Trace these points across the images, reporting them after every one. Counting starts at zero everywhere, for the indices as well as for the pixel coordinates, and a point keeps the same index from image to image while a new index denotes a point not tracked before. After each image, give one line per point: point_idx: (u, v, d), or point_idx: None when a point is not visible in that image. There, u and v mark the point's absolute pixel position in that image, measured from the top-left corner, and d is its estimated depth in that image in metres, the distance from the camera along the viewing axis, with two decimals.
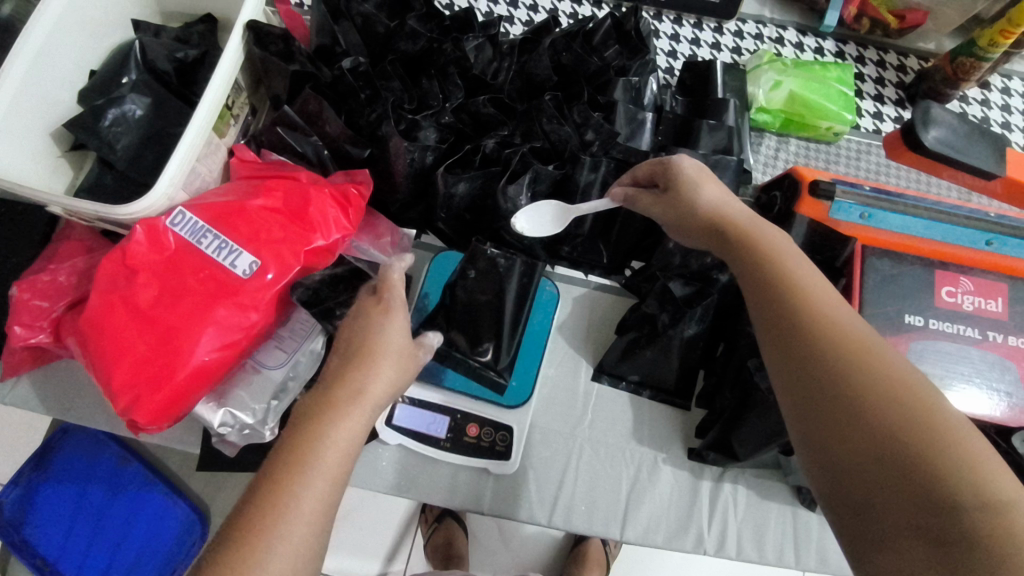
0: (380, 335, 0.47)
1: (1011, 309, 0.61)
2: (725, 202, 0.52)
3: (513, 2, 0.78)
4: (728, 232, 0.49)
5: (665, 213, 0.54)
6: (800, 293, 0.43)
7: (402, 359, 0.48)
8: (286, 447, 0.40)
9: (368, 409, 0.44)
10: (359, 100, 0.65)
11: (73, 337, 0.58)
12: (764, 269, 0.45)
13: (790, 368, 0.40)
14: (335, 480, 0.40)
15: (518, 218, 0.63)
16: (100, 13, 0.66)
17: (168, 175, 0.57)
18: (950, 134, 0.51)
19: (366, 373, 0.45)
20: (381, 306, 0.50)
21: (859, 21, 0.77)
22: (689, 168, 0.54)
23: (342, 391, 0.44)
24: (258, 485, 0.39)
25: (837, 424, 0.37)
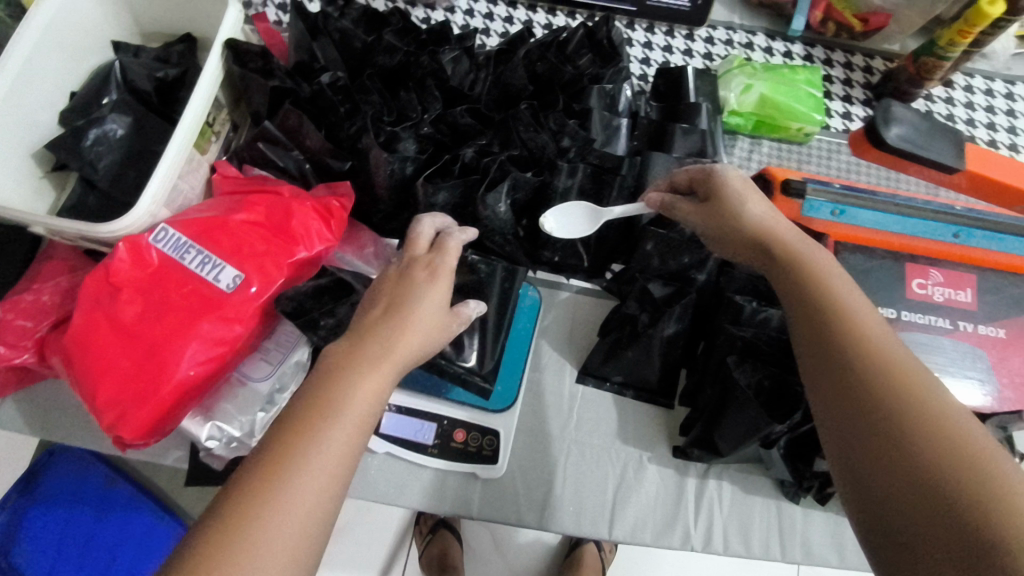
0: (419, 303, 0.47)
1: (980, 300, 0.63)
2: (773, 215, 0.52)
3: (489, 15, 0.79)
4: (765, 246, 0.51)
5: (703, 223, 0.56)
6: (840, 308, 0.43)
7: (434, 329, 0.48)
8: (311, 394, 0.40)
9: (395, 370, 0.44)
10: (338, 114, 0.66)
11: (58, 356, 0.58)
12: (804, 283, 0.46)
13: (824, 377, 0.41)
14: (355, 437, 0.39)
15: (546, 217, 0.65)
16: (79, 35, 0.66)
17: (150, 194, 0.58)
18: (911, 131, 0.53)
19: (399, 334, 0.45)
20: (426, 277, 0.50)
21: (825, 25, 0.79)
22: (734, 181, 0.55)
23: (372, 346, 0.44)
24: (282, 425, 0.39)
25: (860, 432, 0.37)
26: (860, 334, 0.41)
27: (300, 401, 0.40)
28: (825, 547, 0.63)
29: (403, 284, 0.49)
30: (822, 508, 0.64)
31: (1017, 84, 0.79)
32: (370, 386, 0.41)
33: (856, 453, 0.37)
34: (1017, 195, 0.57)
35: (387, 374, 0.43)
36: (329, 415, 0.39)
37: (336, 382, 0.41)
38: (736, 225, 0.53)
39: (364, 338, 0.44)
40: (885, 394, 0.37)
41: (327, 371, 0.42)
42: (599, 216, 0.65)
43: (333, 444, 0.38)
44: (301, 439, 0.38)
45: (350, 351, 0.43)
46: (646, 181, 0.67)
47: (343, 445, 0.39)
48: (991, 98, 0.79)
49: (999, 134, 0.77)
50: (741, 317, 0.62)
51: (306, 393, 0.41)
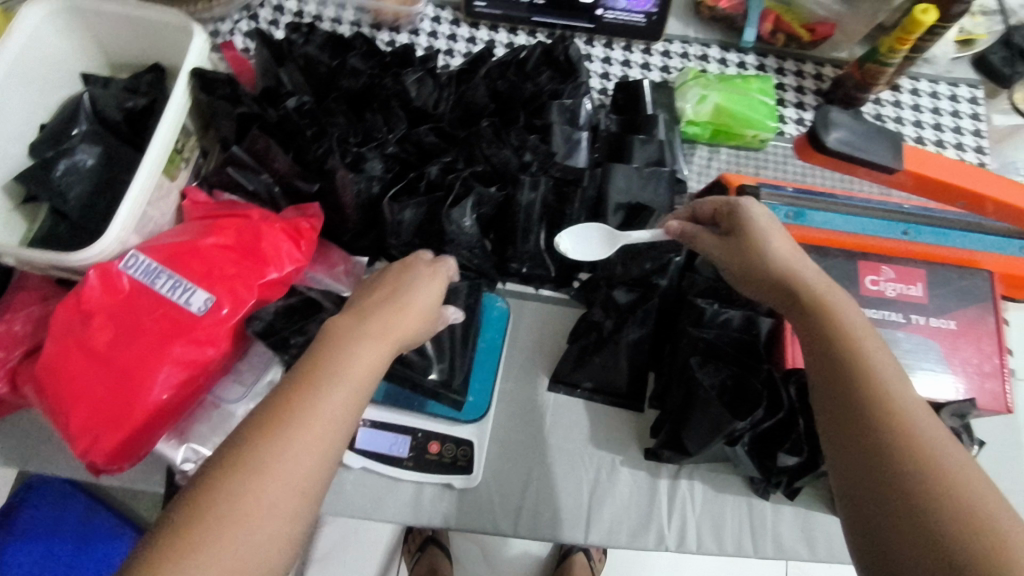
0: (417, 291, 0.49)
1: (931, 293, 0.66)
2: (798, 254, 0.53)
3: (452, 37, 0.82)
4: (785, 285, 0.51)
5: (725, 256, 0.56)
6: (855, 350, 0.44)
7: (428, 319, 0.50)
8: (315, 358, 0.42)
9: (393, 347, 0.45)
10: (305, 137, 0.68)
11: (31, 384, 0.59)
12: (822, 322, 0.47)
13: (836, 413, 0.42)
14: (355, 403, 0.41)
15: (561, 238, 0.67)
16: (46, 69, 0.68)
17: (119, 221, 0.59)
18: (849, 135, 0.55)
19: (399, 315, 0.47)
20: (425, 268, 0.52)
21: (774, 36, 0.82)
22: (759, 217, 0.55)
23: (375, 322, 0.45)
24: (285, 384, 0.40)
25: (866, 470, 0.39)
26: (874, 378, 0.42)
27: (303, 363, 0.41)
28: (795, 541, 0.65)
29: (404, 273, 0.51)
30: (791, 502, 0.65)
31: (959, 86, 0.83)
32: (370, 357, 0.43)
33: (858, 485, 0.39)
34: (956, 191, 0.59)
35: (387, 350, 0.45)
36: (331, 379, 0.40)
37: (339, 350, 0.42)
38: (757, 261, 0.53)
39: (365, 314, 0.46)
40: (891, 436, 0.39)
41: (327, 340, 0.43)
42: (615, 240, 0.66)
43: (334, 407, 0.40)
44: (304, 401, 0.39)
45: (353, 324, 0.45)
46: (607, 192, 0.69)
47: (343, 410, 0.40)
48: (936, 100, 0.82)
49: (945, 134, 0.81)
50: (703, 319, 0.64)
51: (309, 356, 0.42)
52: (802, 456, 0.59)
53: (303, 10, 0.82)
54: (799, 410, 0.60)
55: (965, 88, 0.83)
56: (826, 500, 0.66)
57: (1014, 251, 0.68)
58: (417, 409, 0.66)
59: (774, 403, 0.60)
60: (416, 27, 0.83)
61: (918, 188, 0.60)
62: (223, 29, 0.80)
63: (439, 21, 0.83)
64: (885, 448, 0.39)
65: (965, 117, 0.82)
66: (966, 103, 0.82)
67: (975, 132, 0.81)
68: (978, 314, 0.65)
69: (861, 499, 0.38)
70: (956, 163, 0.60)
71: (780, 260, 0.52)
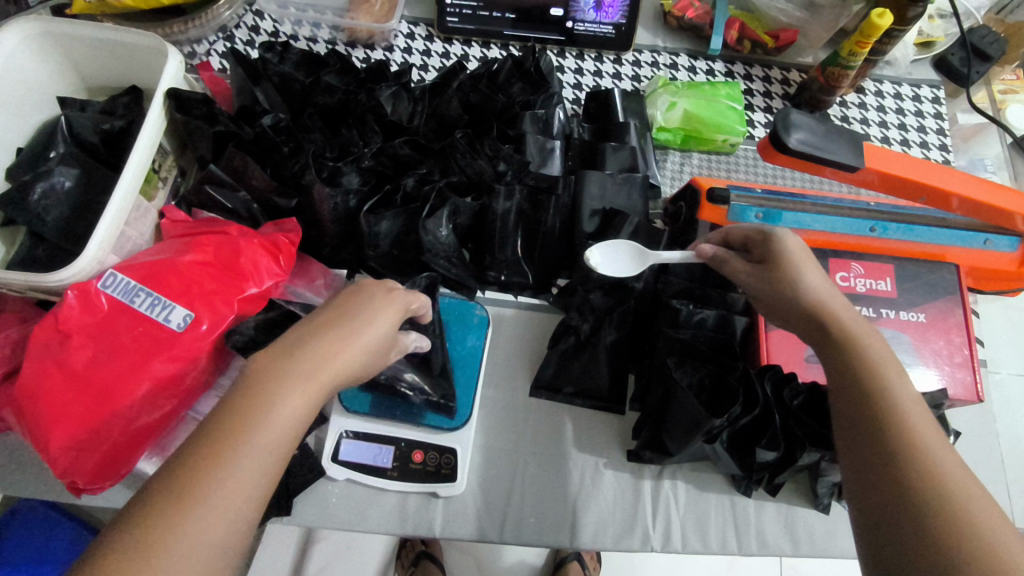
0: (369, 322, 0.47)
1: (899, 287, 0.68)
2: (828, 285, 0.52)
3: (427, 52, 0.84)
4: (813, 315, 0.50)
5: (754, 283, 0.55)
6: (880, 380, 0.44)
7: (378, 351, 0.48)
8: (239, 403, 0.39)
9: (328, 386, 0.43)
10: (282, 153, 0.69)
11: (8, 407, 0.59)
12: (846, 353, 0.46)
13: (857, 440, 0.42)
14: (280, 456, 0.39)
15: (592, 252, 0.65)
16: (22, 94, 0.68)
17: (96, 241, 0.59)
18: (810, 136, 0.56)
19: (341, 346, 0.44)
20: (382, 295, 0.50)
21: (741, 43, 0.84)
22: (792, 248, 0.54)
23: (308, 357, 0.42)
24: (207, 430, 0.37)
25: (882, 499, 0.38)
26: (898, 411, 0.42)
27: (225, 408, 0.38)
28: (779, 537, 0.65)
29: (357, 299, 0.49)
30: (773, 498, 0.66)
31: (921, 87, 0.86)
32: (301, 401, 0.40)
33: (874, 511, 0.38)
34: (918, 187, 0.61)
35: (319, 390, 0.42)
36: (253, 431, 0.38)
37: (261, 394, 0.39)
38: (786, 291, 0.52)
39: (300, 346, 0.43)
40: (907, 467, 0.39)
41: (254, 376, 0.40)
42: (644, 258, 0.65)
43: (256, 461, 0.37)
44: (222, 456, 0.36)
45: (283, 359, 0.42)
46: (581, 198, 0.70)
47: (266, 464, 0.38)
48: (900, 101, 0.85)
49: (910, 134, 0.83)
50: (678, 320, 0.65)
51: (233, 395, 0.39)
52: (778, 450, 0.60)
53: (279, 29, 0.83)
54: (774, 405, 0.61)
55: (927, 89, 0.86)
56: (808, 494, 0.66)
57: (978, 244, 0.69)
58: (399, 420, 0.66)
59: (750, 399, 0.61)
60: (390, 44, 0.84)
61: (882, 184, 0.62)
62: (200, 50, 0.82)
63: (413, 37, 0.85)
64: (901, 479, 0.38)
65: (928, 117, 0.84)
66: (928, 103, 0.85)
67: (939, 130, 0.83)
68: (945, 307, 0.67)
69: (879, 528, 0.38)
70: (917, 161, 0.61)
71: (812, 290, 0.51)
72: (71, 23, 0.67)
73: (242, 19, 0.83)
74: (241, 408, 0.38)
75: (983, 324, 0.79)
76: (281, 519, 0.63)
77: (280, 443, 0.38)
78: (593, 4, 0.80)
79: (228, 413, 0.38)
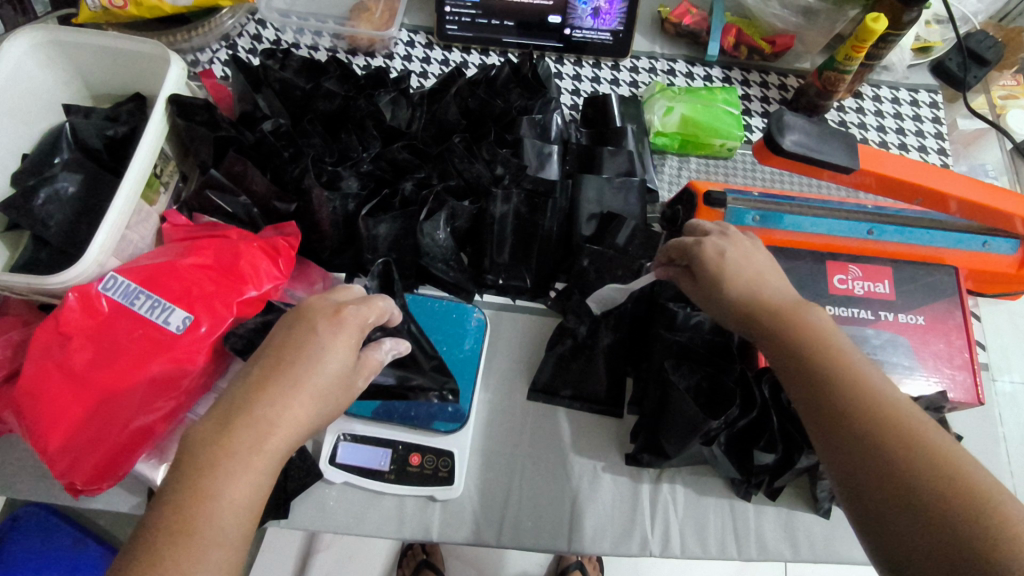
0: (317, 361, 0.45)
1: (898, 290, 0.67)
2: (759, 277, 0.52)
3: (426, 59, 0.85)
4: (754, 315, 0.50)
5: (698, 297, 0.55)
6: (838, 357, 0.45)
7: (334, 389, 0.46)
8: (181, 504, 0.39)
9: (274, 455, 0.42)
10: (282, 158, 0.70)
11: (9, 408, 0.59)
12: (796, 339, 0.47)
13: (828, 428, 0.42)
14: (241, 534, 0.40)
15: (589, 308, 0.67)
16: (27, 100, 0.69)
17: (97, 244, 0.59)
18: (805, 137, 0.56)
19: (279, 408, 0.43)
20: (325, 324, 0.47)
21: (738, 49, 0.85)
22: (710, 254, 0.53)
23: (246, 433, 0.42)
24: (155, 538, 0.38)
25: (876, 482, 0.38)
26: (860, 385, 0.43)
27: (167, 514, 0.39)
28: (779, 542, 0.64)
29: (298, 338, 0.46)
30: (773, 503, 0.65)
31: (919, 92, 0.87)
32: (245, 487, 0.41)
33: (869, 498, 0.38)
34: (916, 189, 0.61)
35: (265, 462, 0.42)
36: (203, 531, 0.38)
37: (200, 490, 0.39)
38: (722, 297, 0.52)
39: (234, 420, 0.42)
40: (890, 443, 0.39)
41: (191, 470, 0.40)
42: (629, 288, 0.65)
43: (220, 548, 0.39)
44: (183, 559, 0.37)
45: (215, 439, 0.41)
46: (579, 202, 0.71)
47: (229, 549, 0.39)
48: (897, 106, 0.85)
49: (908, 138, 0.83)
50: (675, 323, 0.65)
51: (173, 495, 0.39)
52: (777, 453, 0.59)
53: (280, 39, 0.85)
54: (771, 407, 0.61)
55: (925, 94, 0.86)
56: (808, 498, 0.66)
57: (977, 246, 0.69)
58: (397, 423, 0.66)
59: (747, 402, 0.61)
60: (390, 51, 0.86)
61: (879, 187, 0.62)
62: (202, 58, 0.83)
63: (413, 45, 0.86)
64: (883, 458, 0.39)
65: (926, 121, 0.84)
66: (926, 108, 0.85)
67: (937, 135, 0.84)
68: (945, 309, 0.67)
69: (882, 512, 0.38)
70: (913, 163, 0.61)
71: (747, 286, 0.51)
72: (75, 31, 0.68)
73: (244, 28, 0.85)
74: (184, 508, 0.39)
75: (984, 327, 0.79)
76: (278, 522, 0.63)
77: (240, 521, 0.40)
78: (591, 11, 0.81)
79: (170, 518, 0.39)
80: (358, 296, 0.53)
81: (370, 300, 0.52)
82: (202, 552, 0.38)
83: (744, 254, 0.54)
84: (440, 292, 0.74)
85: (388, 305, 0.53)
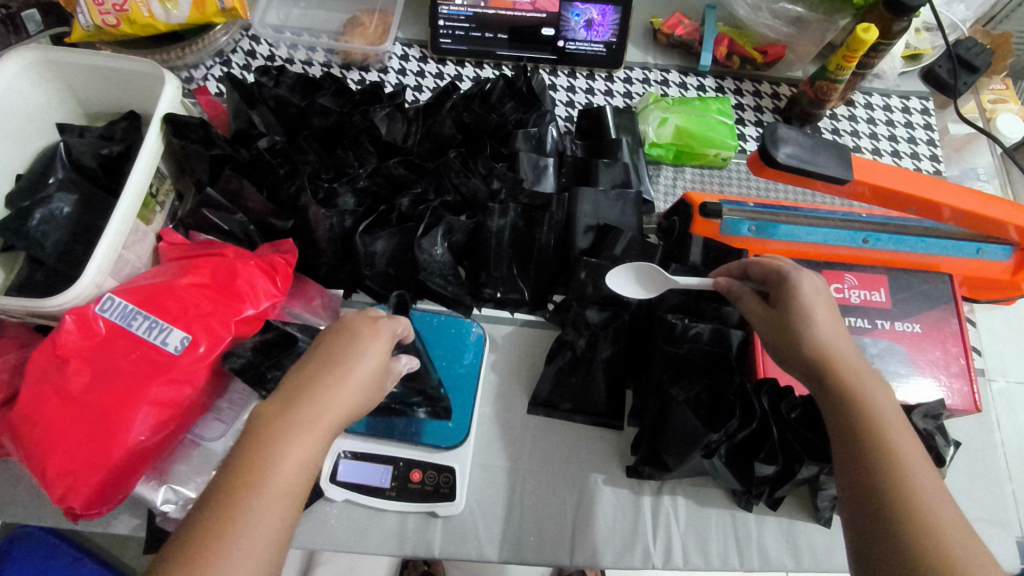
0: (358, 360, 0.46)
1: (894, 298, 0.68)
2: (831, 321, 0.51)
3: (420, 73, 0.85)
4: (817, 367, 0.48)
5: (767, 329, 0.53)
6: (876, 428, 0.44)
7: (374, 385, 0.47)
8: (243, 463, 0.40)
9: (326, 437, 0.43)
10: (279, 175, 0.70)
11: (6, 433, 0.58)
12: (845, 402, 0.45)
13: (852, 487, 0.42)
14: (281, 520, 0.39)
15: (614, 271, 0.66)
16: (20, 121, 0.69)
17: (94, 266, 0.59)
18: (799, 150, 0.57)
19: (331, 394, 0.44)
20: (366, 330, 0.49)
21: (730, 59, 0.86)
22: (803, 291, 0.52)
23: (304, 411, 0.42)
24: (205, 506, 0.38)
25: (885, 553, 0.39)
26: (898, 464, 0.42)
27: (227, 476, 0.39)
28: (781, 552, 0.64)
29: (343, 339, 0.47)
30: (774, 513, 0.65)
31: (910, 99, 0.88)
32: (297, 463, 0.41)
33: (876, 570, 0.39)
34: (910, 199, 0.61)
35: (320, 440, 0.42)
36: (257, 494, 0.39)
37: (257, 459, 0.40)
38: (795, 334, 0.50)
39: (295, 401, 0.43)
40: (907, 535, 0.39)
41: (251, 443, 0.41)
42: (664, 284, 0.65)
43: (265, 522, 0.38)
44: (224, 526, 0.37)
45: (276, 419, 0.42)
46: (575, 215, 0.71)
47: (269, 534, 0.38)
48: (889, 113, 0.86)
49: (900, 145, 0.84)
50: (675, 335, 0.65)
51: (231, 463, 0.40)
52: (777, 464, 0.59)
53: (274, 54, 0.85)
54: (772, 418, 0.61)
55: (916, 100, 0.88)
56: (810, 508, 0.66)
57: (971, 253, 0.69)
58: (398, 440, 0.65)
59: (747, 413, 0.61)
60: (384, 65, 0.86)
61: (873, 197, 0.62)
62: (196, 75, 0.83)
63: (407, 59, 0.86)
64: (893, 536, 0.39)
65: (918, 128, 0.85)
66: (918, 114, 0.86)
67: (929, 142, 0.84)
68: (941, 316, 0.67)
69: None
70: (905, 172, 0.62)
71: (820, 328, 0.50)
72: (68, 49, 0.68)
73: (238, 43, 0.85)
74: (244, 469, 0.39)
75: (980, 333, 0.79)
76: None
77: (280, 508, 0.39)
78: (584, 24, 0.82)
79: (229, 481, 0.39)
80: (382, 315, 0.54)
81: (396, 316, 0.53)
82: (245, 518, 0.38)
83: (831, 304, 0.52)
84: (440, 309, 0.74)
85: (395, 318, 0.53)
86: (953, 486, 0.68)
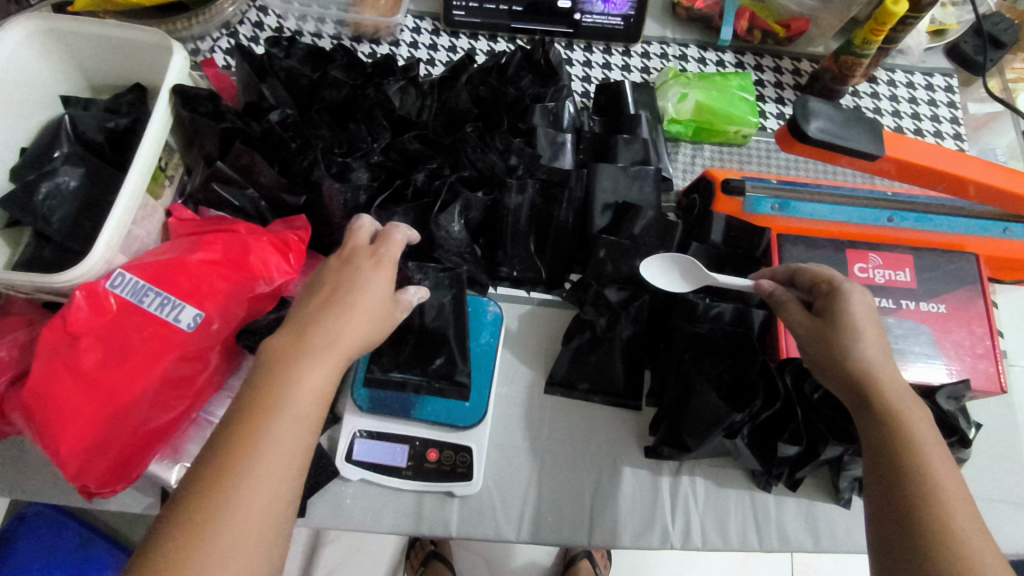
0: (362, 287, 0.47)
1: (919, 278, 0.67)
2: (881, 338, 0.49)
3: (433, 46, 0.83)
4: (857, 382, 0.47)
5: (807, 336, 0.52)
6: (914, 440, 0.43)
7: (382, 313, 0.48)
8: (254, 387, 0.40)
9: (341, 358, 0.44)
10: (291, 149, 0.68)
11: (18, 412, 0.57)
12: (883, 414, 0.45)
13: (876, 489, 0.42)
14: (298, 446, 0.39)
15: (648, 261, 0.65)
16: (24, 92, 0.67)
17: (105, 241, 0.57)
18: (830, 124, 0.55)
19: (342, 321, 0.45)
20: (366, 262, 0.50)
21: (751, 33, 0.84)
22: (857, 305, 0.50)
23: (317, 337, 0.43)
24: (219, 434, 0.39)
25: (901, 549, 0.39)
26: (928, 471, 0.41)
27: (238, 401, 0.40)
28: (800, 532, 0.64)
29: (346, 273, 0.49)
30: (794, 494, 0.65)
31: (934, 76, 0.86)
32: (308, 391, 0.41)
33: (893, 559, 0.39)
34: (940, 176, 0.60)
35: (334, 363, 0.43)
36: (266, 417, 0.39)
37: (272, 384, 0.40)
38: (840, 347, 0.49)
39: (306, 331, 0.44)
40: (928, 534, 0.38)
41: (267, 371, 0.41)
42: (703, 278, 0.63)
43: (267, 482, 0.37)
44: (242, 447, 0.37)
45: (290, 349, 0.43)
46: (593, 192, 0.70)
47: (287, 463, 0.39)
48: (912, 90, 0.84)
49: (924, 123, 0.82)
50: (695, 314, 0.64)
51: (245, 393, 0.40)
52: (801, 445, 0.58)
53: (283, 25, 0.82)
54: (794, 399, 0.60)
55: (939, 78, 0.86)
56: (828, 488, 0.65)
57: (998, 233, 0.68)
58: (415, 418, 0.64)
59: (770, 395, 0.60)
60: (396, 38, 0.84)
61: (898, 174, 0.61)
62: (203, 47, 0.81)
63: (419, 32, 0.84)
64: (914, 530, 0.39)
65: (941, 106, 0.83)
66: (941, 92, 0.84)
67: (953, 120, 0.83)
68: (967, 297, 0.66)
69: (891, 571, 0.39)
70: (936, 149, 0.60)
71: (868, 342, 0.48)
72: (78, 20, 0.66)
73: (245, 15, 0.82)
74: (262, 386, 0.40)
75: (1002, 314, 0.78)
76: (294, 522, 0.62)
77: (299, 430, 0.39)
78: None
79: (242, 408, 0.39)
80: (374, 233, 0.54)
81: (389, 233, 0.54)
82: (263, 440, 0.38)
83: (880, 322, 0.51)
84: None
85: (403, 228, 0.55)
86: (973, 468, 0.67)
